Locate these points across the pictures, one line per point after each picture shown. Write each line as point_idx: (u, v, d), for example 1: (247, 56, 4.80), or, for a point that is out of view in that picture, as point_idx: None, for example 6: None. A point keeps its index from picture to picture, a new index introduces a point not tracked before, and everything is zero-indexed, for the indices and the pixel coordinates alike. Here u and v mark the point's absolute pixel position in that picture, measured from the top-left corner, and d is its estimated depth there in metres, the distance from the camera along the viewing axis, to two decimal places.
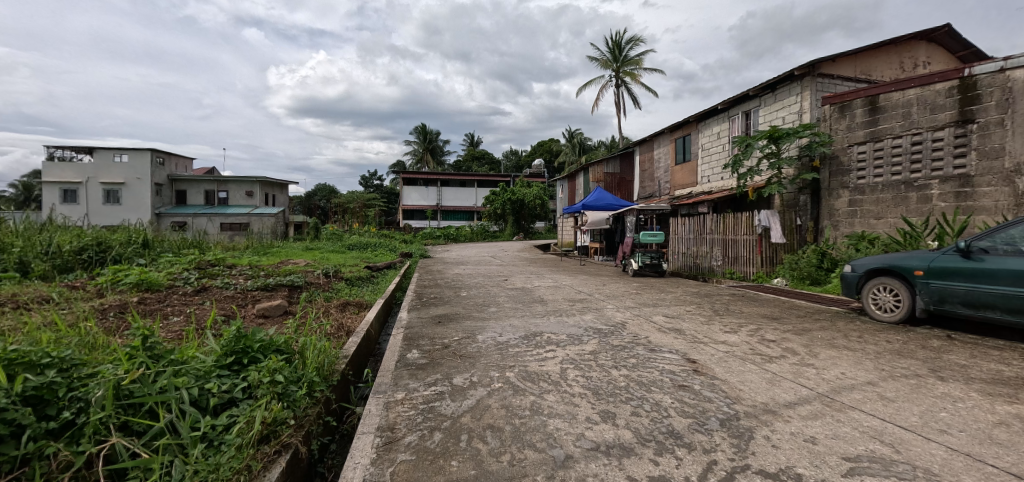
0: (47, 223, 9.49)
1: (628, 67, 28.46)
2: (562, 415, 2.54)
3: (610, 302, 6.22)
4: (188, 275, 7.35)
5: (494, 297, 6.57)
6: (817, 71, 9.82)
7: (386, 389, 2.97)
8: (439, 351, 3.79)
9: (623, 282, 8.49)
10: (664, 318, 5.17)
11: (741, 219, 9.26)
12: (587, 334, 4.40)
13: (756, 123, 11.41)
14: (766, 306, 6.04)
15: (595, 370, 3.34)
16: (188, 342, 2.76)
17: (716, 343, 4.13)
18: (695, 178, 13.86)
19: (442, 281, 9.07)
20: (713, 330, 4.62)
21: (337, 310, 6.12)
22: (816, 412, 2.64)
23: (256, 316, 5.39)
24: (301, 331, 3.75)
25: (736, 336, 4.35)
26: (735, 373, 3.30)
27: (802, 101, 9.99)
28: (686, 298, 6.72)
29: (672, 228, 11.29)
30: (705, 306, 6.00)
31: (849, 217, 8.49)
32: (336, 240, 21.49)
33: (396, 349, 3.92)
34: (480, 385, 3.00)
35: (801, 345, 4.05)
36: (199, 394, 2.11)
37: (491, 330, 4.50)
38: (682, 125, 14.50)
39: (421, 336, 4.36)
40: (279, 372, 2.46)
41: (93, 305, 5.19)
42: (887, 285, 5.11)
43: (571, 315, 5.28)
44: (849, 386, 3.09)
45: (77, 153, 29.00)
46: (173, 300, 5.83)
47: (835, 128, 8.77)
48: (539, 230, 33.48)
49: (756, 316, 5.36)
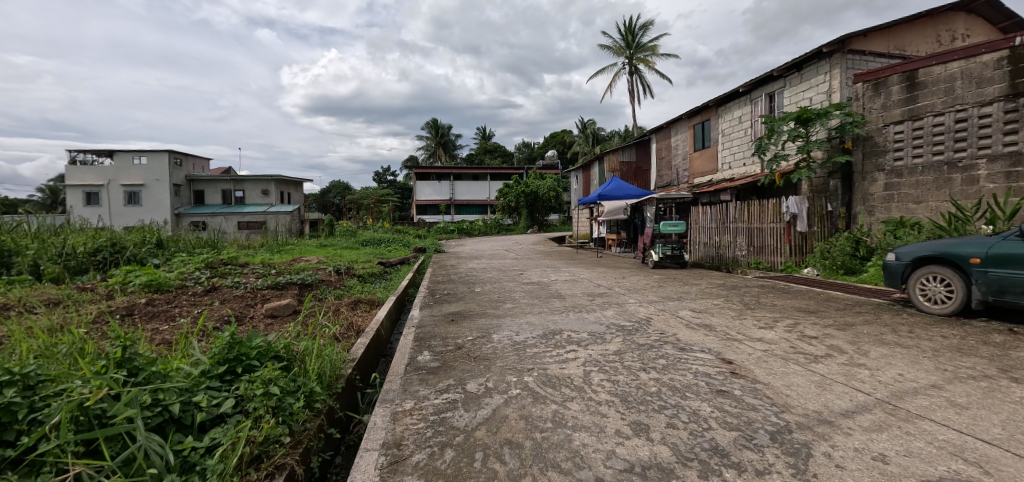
0: (64, 225, 9.54)
1: (641, 54, 27.74)
2: (589, 428, 2.26)
3: (631, 296, 5.89)
4: (199, 274, 7.25)
5: (509, 293, 6.31)
6: (848, 47, 9.26)
7: (393, 398, 2.72)
8: (452, 353, 3.54)
9: (643, 274, 8.14)
10: (691, 314, 4.84)
11: (768, 206, 8.80)
12: (611, 332, 4.10)
13: (781, 105, 10.86)
14: (800, 298, 5.65)
15: (621, 374, 3.05)
16: (182, 350, 2.55)
17: (752, 340, 3.79)
18: (716, 165, 13.35)
19: (456, 276, 8.85)
20: (746, 326, 4.28)
21: (348, 309, 5.93)
22: (879, 423, 2.32)
23: (264, 317, 5.22)
24: (305, 334, 3.53)
25: (773, 333, 4.01)
26: (778, 376, 2.98)
27: (831, 80, 9.44)
28: (712, 290, 6.35)
29: (692, 217, 10.85)
30: (734, 299, 5.64)
31: (885, 202, 7.99)
32: (351, 236, 21.49)
33: (406, 351, 3.67)
34: (496, 392, 2.73)
35: (847, 343, 3.70)
36: (182, 412, 1.91)
37: (507, 328, 4.24)
38: (700, 110, 13.97)
39: (433, 336, 4.11)
40: (275, 382, 2.23)
41: (100, 308, 5.08)
42: (938, 274, 4.70)
43: (592, 311, 4.98)
44: (912, 390, 2.74)
45: (98, 156, 29.57)
46: (182, 301, 5.72)
47: (868, 108, 8.25)
48: (554, 222, 33.09)
49: (791, 310, 4.98)
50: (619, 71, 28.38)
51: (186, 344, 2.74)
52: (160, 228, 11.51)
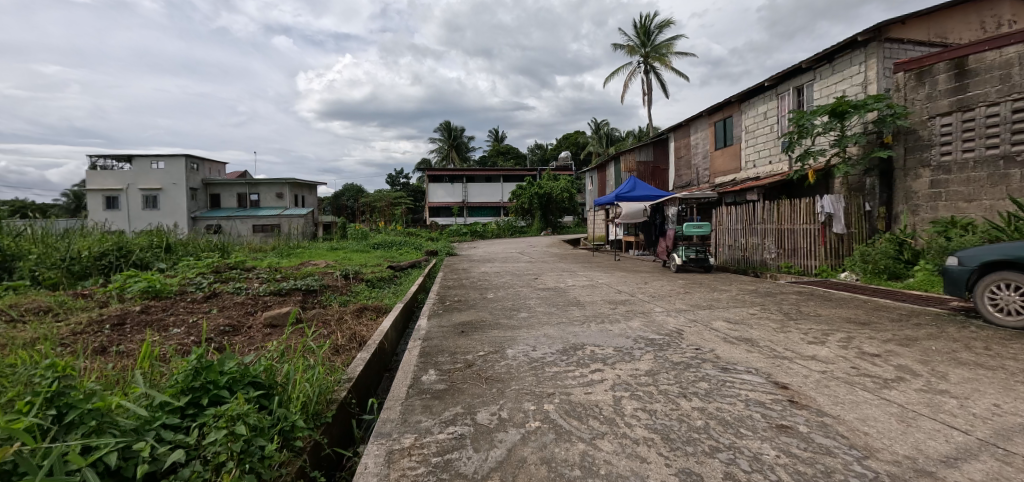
0: (71, 229, 9.39)
1: (657, 52, 27.09)
2: (627, 479, 1.82)
3: (657, 304, 5.41)
4: (201, 279, 6.95)
5: (524, 300, 5.88)
6: (885, 35, 8.63)
7: (389, 431, 2.30)
8: (461, 372, 3.13)
9: (667, 279, 7.64)
10: (727, 325, 4.36)
11: (800, 206, 8.21)
12: (639, 347, 3.64)
13: (811, 99, 10.26)
14: (846, 307, 5.11)
15: (659, 401, 2.59)
16: (141, 377, 2.17)
17: (805, 359, 3.31)
18: (739, 164, 12.76)
19: (467, 281, 8.45)
20: (793, 340, 3.79)
21: (352, 317, 5.55)
22: (995, 477, 1.84)
23: (262, 327, 4.88)
24: (293, 355, 3.15)
25: (826, 350, 3.52)
26: (847, 407, 2.51)
27: (867, 71, 8.83)
28: (745, 297, 5.83)
29: (716, 218, 10.33)
30: (772, 308, 5.11)
31: (930, 200, 7.37)
32: (362, 239, 21.29)
33: (410, 369, 3.26)
34: (511, 426, 2.30)
35: (918, 364, 3.19)
36: (123, 462, 1.50)
37: (523, 342, 3.80)
38: (722, 106, 13.38)
39: (441, 350, 3.69)
40: (245, 418, 1.83)
41: (91, 317, 4.78)
42: (1011, 281, 4.14)
43: (616, 322, 4.52)
44: (1019, 428, 2.25)
45: (117, 161, 30.01)
46: (179, 308, 5.40)
47: (911, 99, 7.64)
48: (568, 224, 32.56)
49: (840, 322, 4.46)
50: (635, 70, 27.77)
51: (150, 368, 2.37)
52: (169, 232, 11.36)
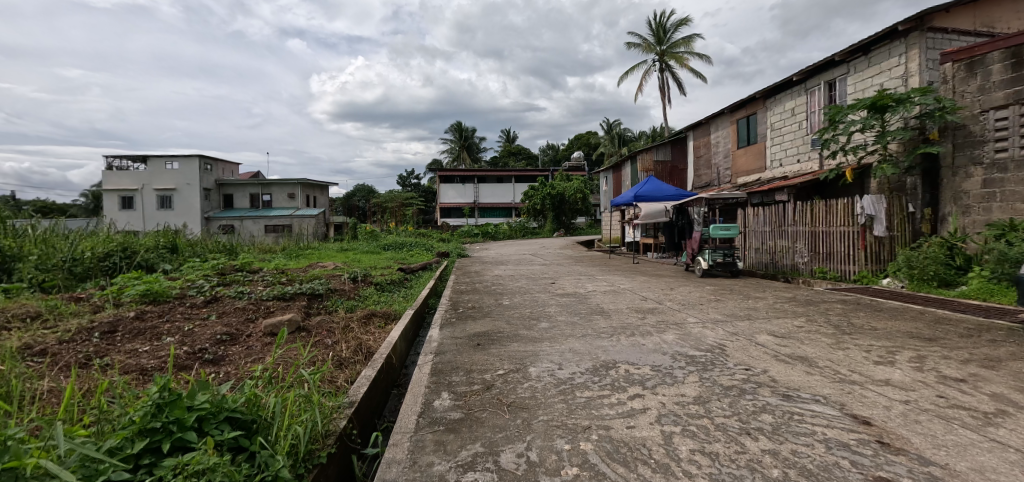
0: (77, 230, 9.22)
1: (673, 50, 26.42)
2: None
3: (690, 314, 4.95)
4: (203, 282, 6.66)
5: (543, 307, 5.46)
6: (928, 24, 8.04)
7: (395, 478, 1.89)
8: (478, 397, 2.72)
9: (694, 284, 7.17)
10: (773, 339, 3.89)
11: (837, 207, 7.65)
12: (680, 366, 3.19)
13: (843, 94, 9.69)
14: (903, 320, 4.58)
15: (719, 439, 2.15)
16: (91, 417, 1.79)
17: (879, 384, 2.84)
18: (763, 163, 12.20)
19: (481, 285, 8.07)
20: (856, 360, 3.33)
21: (359, 326, 5.15)
22: None
23: (261, 336, 4.54)
24: (287, 379, 2.78)
25: (899, 373, 3.05)
26: (953, 453, 2.05)
27: (908, 63, 8.25)
28: (784, 307, 5.34)
29: (742, 220, 9.82)
30: (820, 320, 4.61)
31: (983, 201, 6.78)
32: (374, 240, 21.02)
33: (419, 392, 2.85)
34: (542, 473, 1.88)
35: (1016, 393, 2.71)
36: None
37: (547, 359, 3.38)
38: (745, 103, 12.82)
39: (455, 368, 3.29)
40: (211, 474, 1.46)
41: (81, 324, 4.48)
42: None
43: (647, 334, 4.07)
44: None
45: (132, 161, 30.21)
46: (176, 314, 5.09)
47: (961, 92, 7.06)
48: (581, 226, 32.11)
49: (902, 337, 3.95)
50: (650, 68, 27.13)
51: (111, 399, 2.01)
52: (178, 232, 11.17)
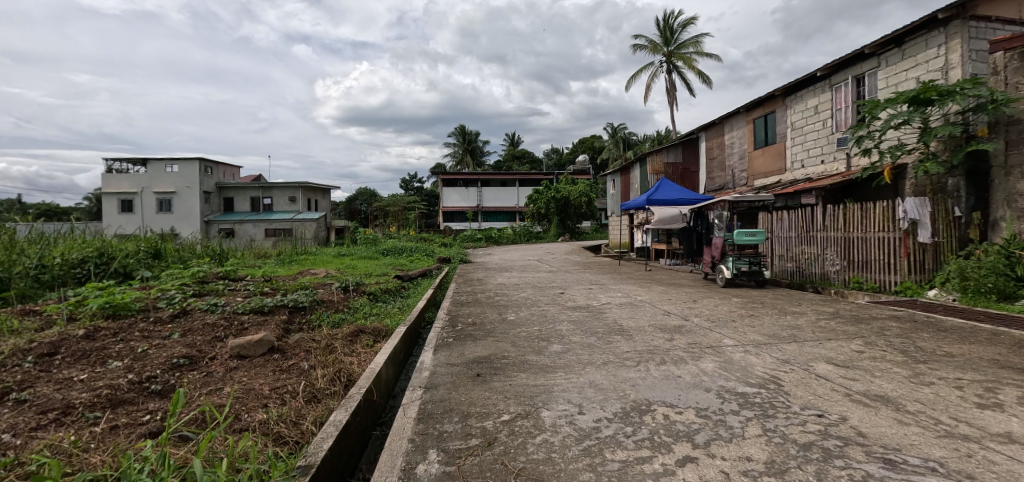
0: (52, 233, 8.60)
1: (681, 51, 25.74)
2: None
3: (723, 334, 4.27)
4: (176, 291, 6.03)
5: (553, 325, 4.79)
6: (972, 11, 7.34)
7: None
8: (476, 459, 2.06)
9: (719, 296, 6.48)
10: (835, 370, 3.22)
11: (875, 210, 6.93)
12: (734, 411, 2.51)
13: (873, 90, 9.01)
14: (979, 344, 3.88)
15: None
16: None
17: (1002, 442, 2.17)
18: (783, 165, 11.52)
19: (483, 295, 7.41)
20: (954, 403, 2.65)
21: (343, 345, 4.49)
22: None
23: (226, 359, 3.90)
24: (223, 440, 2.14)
25: (1020, 425, 2.36)
26: None
27: (948, 54, 7.56)
28: (829, 324, 4.66)
29: (765, 225, 9.14)
30: (881, 344, 3.91)
31: None
32: (373, 244, 20.44)
33: (398, 451, 2.17)
34: None
35: None
36: None
37: (565, 399, 2.70)
38: (763, 101, 12.13)
39: (448, 410, 2.62)
40: None
41: (17, 345, 3.83)
42: None
43: (681, 362, 3.42)
44: None
45: (132, 164, 29.84)
46: (132, 333, 4.42)
47: (1014, 82, 6.35)
48: (587, 231, 31.43)
49: (991, 368, 3.26)
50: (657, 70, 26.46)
51: None
52: (165, 237, 10.57)
